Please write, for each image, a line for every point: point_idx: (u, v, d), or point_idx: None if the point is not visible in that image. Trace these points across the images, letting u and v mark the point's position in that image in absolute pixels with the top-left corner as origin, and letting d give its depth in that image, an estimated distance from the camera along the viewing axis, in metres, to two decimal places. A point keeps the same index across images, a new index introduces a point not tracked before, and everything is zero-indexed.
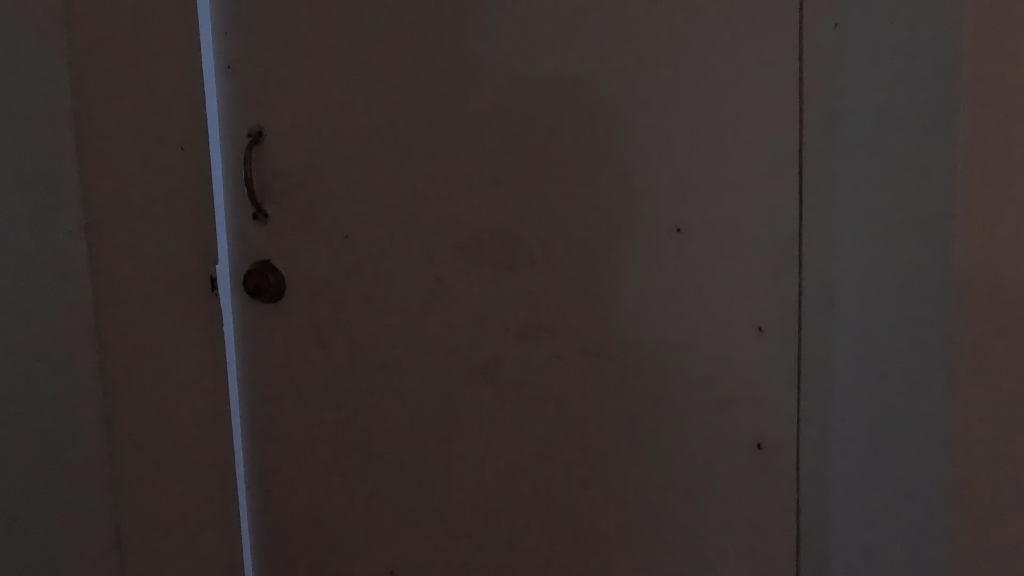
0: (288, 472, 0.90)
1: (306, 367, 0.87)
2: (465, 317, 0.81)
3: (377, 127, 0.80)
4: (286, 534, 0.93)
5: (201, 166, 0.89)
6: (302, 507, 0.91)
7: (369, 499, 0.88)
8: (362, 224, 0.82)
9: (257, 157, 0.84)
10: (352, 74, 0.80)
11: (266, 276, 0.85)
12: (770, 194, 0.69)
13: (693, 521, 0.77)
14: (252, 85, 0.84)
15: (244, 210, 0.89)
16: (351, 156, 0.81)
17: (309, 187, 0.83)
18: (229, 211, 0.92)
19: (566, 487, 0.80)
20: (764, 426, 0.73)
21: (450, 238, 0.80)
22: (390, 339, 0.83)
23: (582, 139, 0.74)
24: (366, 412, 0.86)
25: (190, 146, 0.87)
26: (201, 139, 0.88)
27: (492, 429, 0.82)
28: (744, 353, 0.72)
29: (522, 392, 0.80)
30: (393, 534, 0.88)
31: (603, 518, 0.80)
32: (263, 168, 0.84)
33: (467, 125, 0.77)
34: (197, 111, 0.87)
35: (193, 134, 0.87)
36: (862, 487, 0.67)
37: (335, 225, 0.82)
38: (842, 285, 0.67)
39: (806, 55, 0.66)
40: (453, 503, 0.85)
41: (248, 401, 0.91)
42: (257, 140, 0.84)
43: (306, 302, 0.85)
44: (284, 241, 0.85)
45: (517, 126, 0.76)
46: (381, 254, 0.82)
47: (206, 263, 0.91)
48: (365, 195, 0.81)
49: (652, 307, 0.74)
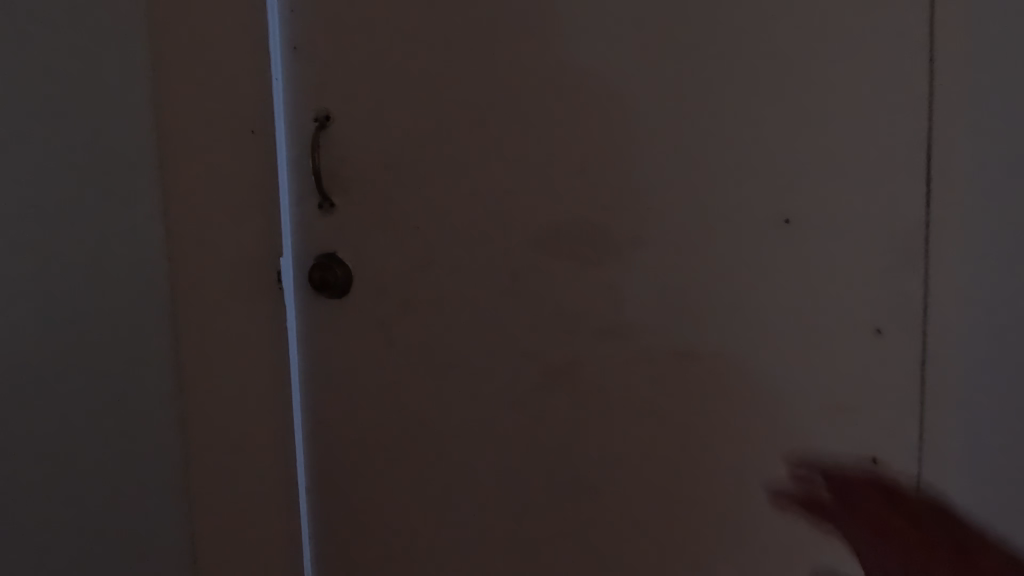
0: (349, 475, 0.86)
1: (371, 365, 0.83)
2: (541, 314, 0.75)
3: (450, 111, 0.75)
4: (344, 540, 0.88)
5: (263, 150, 0.80)
6: (362, 511, 0.86)
7: (434, 502, 0.83)
8: (432, 215, 0.77)
9: (323, 142, 0.79)
10: (424, 56, 0.75)
11: (332, 268, 0.81)
12: (892, 180, 0.63)
13: (789, 528, 0.71)
14: (317, 67, 0.78)
15: (307, 202, 0.81)
16: (421, 144, 0.76)
17: (376, 176, 0.78)
18: (291, 200, 0.81)
19: (651, 496, 0.75)
20: (878, 438, 0.67)
21: (527, 230, 0.74)
22: (461, 336, 0.79)
23: (679, 122, 0.68)
24: (434, 412, 0.81)
25: (259, 130, 0.80)
26: (265, 121, 0.79)
27: (569, 435, 0.76)
28: (859, 358, 0.66)
29: (602, 395, 0.75)
30: (459, 542, 0.83)
31: (689, 527, 0.74)
32: (328, 155, 0.79)
33: (547, 109, 0.72)
34: (261, 92, 0.79)
35: (258, 116, 0.80)
36: (992, 494, 0.64)
37: (403, 215, 0.78)
38: (978, 285, 0.62)
39: (942, 22, 0.60)
40: (524, 508, 0.80)
41: (308, 401, 0.86)
42: (323, 125, 0.78)
43: (371, 296, 0.81)
44: (348, 233, 0.80)
45: (603, 110, 0.70)
46: (451, 247, 0.77)
47: (268, 256, 0.82)
48: (435, 185, 0.76)
49: (758, 307, 0.68)
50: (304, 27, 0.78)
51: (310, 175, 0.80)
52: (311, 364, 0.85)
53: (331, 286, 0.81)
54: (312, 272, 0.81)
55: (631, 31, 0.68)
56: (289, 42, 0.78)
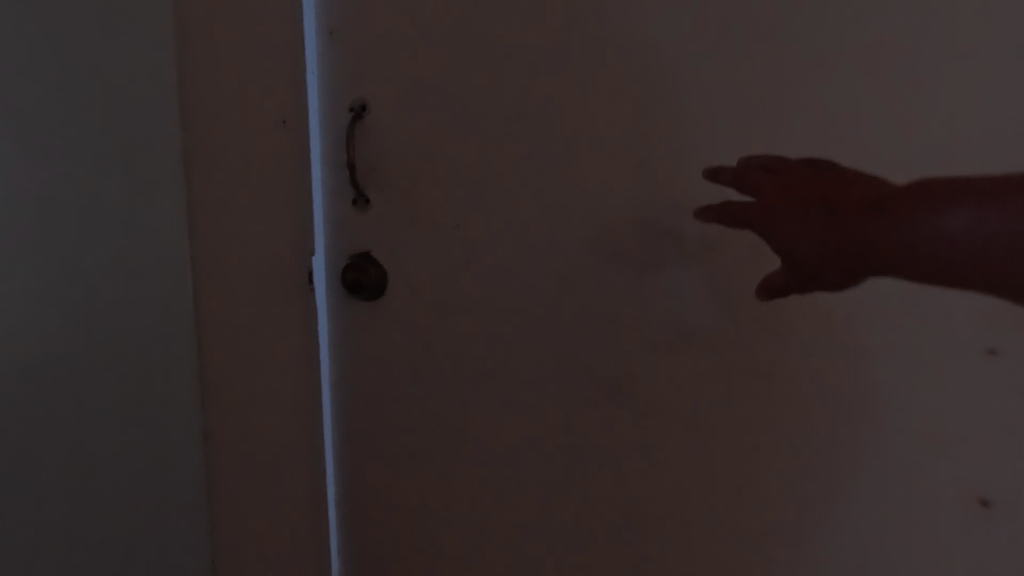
0: (380, 483, 0.81)
1: (407, 372, 0.76)
2: (597, 323, 0.67)
3: (501, 97, 0.65)
4: (376, 549, 0.84)
5: (295, 144, 0.72)
6: (394, 521, 0.82)
7: (471, 516, 0.78)
8: (478, 212, 0.69)
9: (359, 134, 0.71)
10: (481, 31, 0.64)
11: (369, 270, 0.74)
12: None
13: (866, 564, 0.64)
14: (355, 48, 0.69)
15: (341, 199, 0.73)
16: (469, 132, 0.67)
17: (416, 171, 0.70)
18: (325, 197, 0.74)
19: (712, 523, 0.68)
20: (992, 479, 0.58)
21: (583, 231, 0.66)
22: (504, 343, 0.71)
23: (772, 108, 0.57)
24: (472, 423, 0.75)
25: (291, 120, 0.72)
26: (299, 111, 0.72)
27: (621, 455, 0.70)
28: (974, 389, 0.57)
29: (662, 414, 0.67)
30: (497, 555, 0.79)
31: (748, 552, 0.68)
32: (365, 148, 0.71)
33: (615, 92, 0.62)
34: (295, 77, 0.71)
35: (290, 104, 0.71)
36: None
37: (446, 213, 0.70)
38: None
39: None
40: (568, 525, 0.74)
41: (338, 408, 0.80)
42: (358, 115, 0.70)
43: (408, 300, 0.74)
44: (385, 231, 0.73)
45: (679, 91, 0.60)
46: (495, 248, 0.69)
47: (301, 257, 0.75)
48: (482, 180, 0.68)
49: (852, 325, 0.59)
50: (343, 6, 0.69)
51: (345, 170, 0.72)
52: (343, 370, 0.79)
53: (367, 289, 0.74)
54: (347, 273, 0.74)
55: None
56: (326, 25, 0.70)
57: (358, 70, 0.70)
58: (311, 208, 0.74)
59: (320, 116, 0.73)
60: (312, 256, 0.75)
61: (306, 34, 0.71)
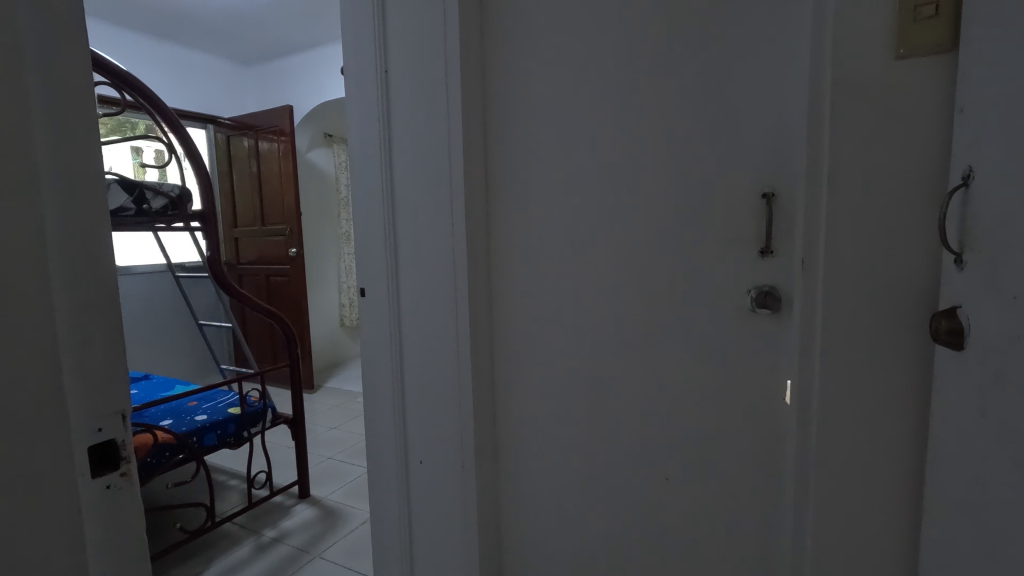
0: (740, 457, 1.22)
1: (814, 383, 1.06)
2: (992, 367, 0.75)
3: (836, 177, 1.00)
4: (737, 506, 1.23)
5: (762, 208, 1.15)
6: (746, 475, 1.22)
7: (772, 468, 1.19)
8: (815, 256, 1.05)
9: (962, 193, 0.84)
10: (819, 134, 1.02)
11: (952, 321, 0.84)
12: None
13: (970, 543, 0.81)
14: (829, 135, 1.00)
15: (766, 262, 1.15)
16: (793, 214, 1.12)
17: (825, 230, 1.02)
18: (760, 256, 1.16)
19: None
20: None
21: (973, 277, 0.81)
22: (940, 369, 0.91)
23: (1005, 177, 0.72)
24: (811, 414, 1.07)
25: (765, 194, 1.14)
26: (785, 191, 1.12)
27: (987, 489, 0.76)
28: None
29: (988, 437, 0.76)
30: (843, 528, 1.05)
31: None
32: (778, 219, 1.13)
33: (1012, 163, 0.71)
34: (780, 163, 1.12)
35: (753, 195, 1.15)
36: None
37: (802, 274, 1.07)
38: None
39: None
40: (952, 529, 0.87)
41: (757, 404, 1.19)
42: (967, 190, 0.82)
43: (811, 333, 1.06)
44: (801, 284, 1.07)
45: (979, 163, 0.80)
46: (946, 299, 0.90)
47: (762, 293, 1.15)
48: (886, 235, 0.98)
49: (980, 348, 0.78)
50: (775, 135, 1.12)
51: (777, 244, 1.14)
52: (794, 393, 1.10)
53: (948, 339, 0.85)
54: (931, 321, 0.90)
55: (987, 115, 0.79)
56: (780, 141, 1.12)
57: (816, 168, 1.03)
58: (730, 267, 1.19)
59: (812, 201, 1.04)
60: (768, 297, 1.14)
61: (780, 149, 1.12)
